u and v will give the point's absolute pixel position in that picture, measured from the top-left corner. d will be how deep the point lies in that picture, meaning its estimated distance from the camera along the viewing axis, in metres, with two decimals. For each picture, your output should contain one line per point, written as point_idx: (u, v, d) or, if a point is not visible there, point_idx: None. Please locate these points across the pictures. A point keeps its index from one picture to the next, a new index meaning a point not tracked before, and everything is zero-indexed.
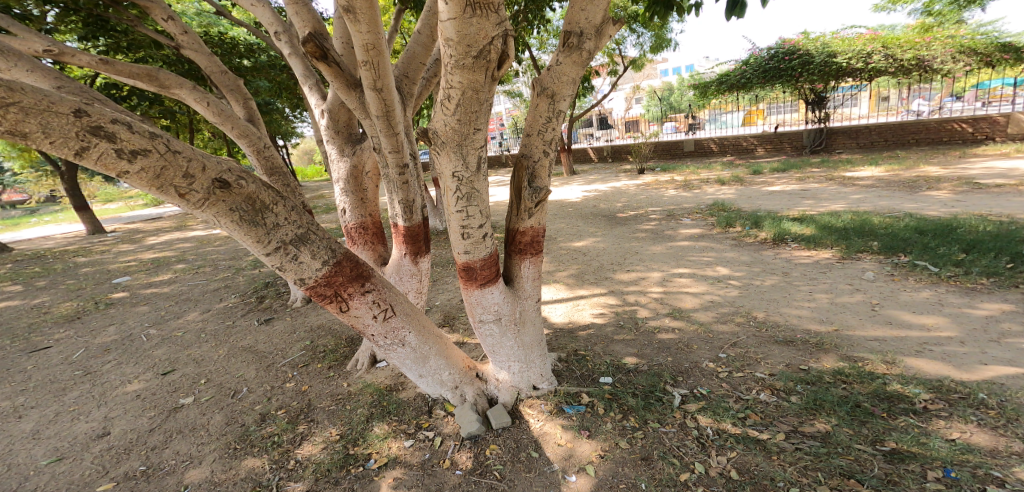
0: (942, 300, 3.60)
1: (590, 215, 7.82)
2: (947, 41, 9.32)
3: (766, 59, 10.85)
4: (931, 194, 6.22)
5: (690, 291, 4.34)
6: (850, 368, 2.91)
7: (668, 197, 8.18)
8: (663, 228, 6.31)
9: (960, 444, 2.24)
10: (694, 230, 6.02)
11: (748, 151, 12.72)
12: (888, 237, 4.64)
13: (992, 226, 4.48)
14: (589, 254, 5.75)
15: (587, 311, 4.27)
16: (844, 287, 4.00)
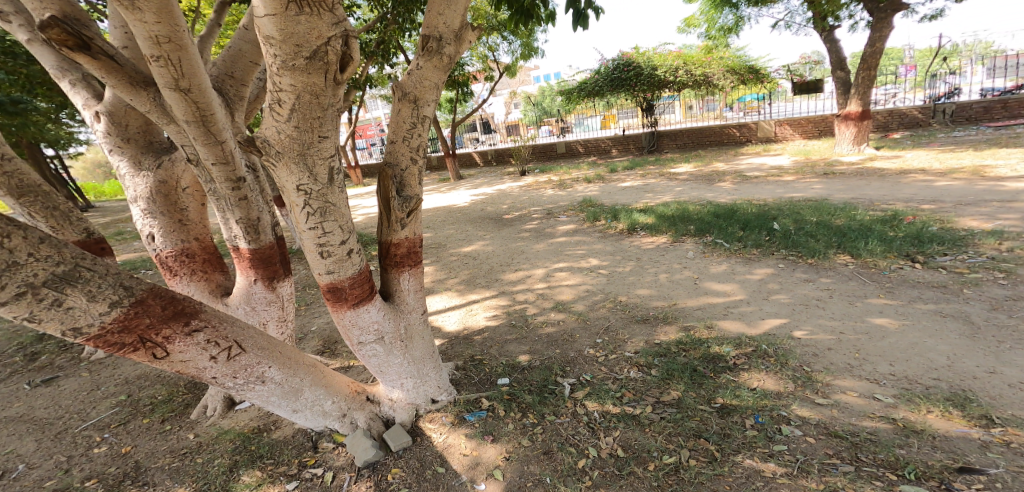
0: (731, 270, 4.31)
1: (476, 219, 7.89)
2: (721, 62, 11.38)
3: (612, 69, 12.00)
4: (720, 185, 7.39)
5: (569, 283, 4.61)
6: (686, 338, 3.40)
7: (547, 197, 8.60)
8: (544, 227, 6.61)
9: (758, 391, 2.76)
10: (569, 226, 6.41)
11: (605, 152, 13.88)
12: (698, 222, 5.38)
13: (751, 209, 5.55)
14: (480, 258, 5.80)
15: (481, 314, 4.29)
16: (675, 266, 4.55)
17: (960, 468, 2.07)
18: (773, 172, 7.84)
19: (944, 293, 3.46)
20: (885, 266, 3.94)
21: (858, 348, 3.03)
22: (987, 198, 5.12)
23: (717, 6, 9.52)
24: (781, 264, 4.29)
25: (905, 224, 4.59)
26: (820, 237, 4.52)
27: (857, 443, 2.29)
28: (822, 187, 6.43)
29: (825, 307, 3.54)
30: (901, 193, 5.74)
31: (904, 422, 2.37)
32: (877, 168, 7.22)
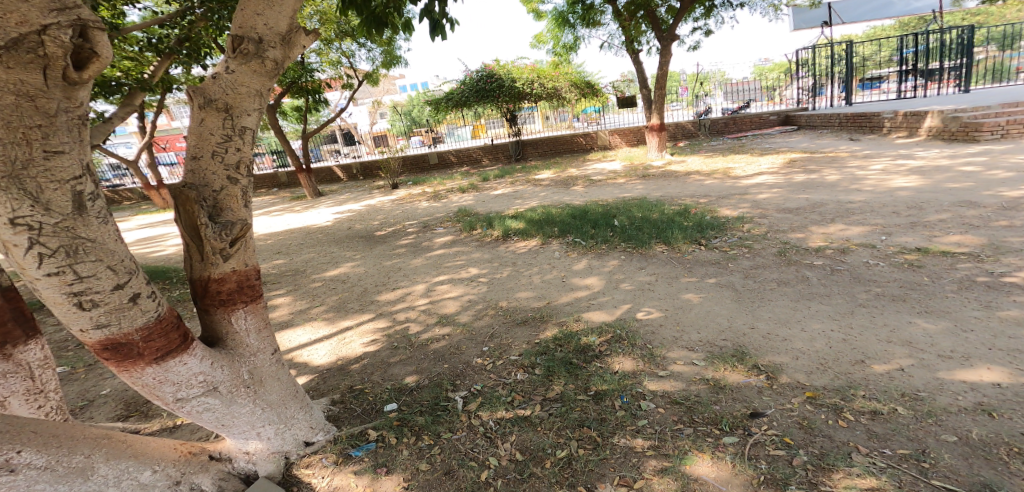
0: (590, 265, 4.69)
1: (343, 238, 7.32)
2: (568, 76, 12.66)
3: (477, 80, 12.58)
4: (576, 189, 8.05)
5: (451, 296, 4.54)
6: (560, 334, 3.62)
7: (422, 210, 8.39)
8: (420, 241, 6.43)
9: (620, 373, 3.07)
10: (446, 238, 6.33)
11: (476, 161, 14.05)
12: (562, 224, 5.77)
13: (601, 209, 6.14)
14: (350, 281, 5.40)
15: (357, 341, 3.97)
16: (547, 267, 4.80)
17: (753, 413, 2.55)
18: (609, 176, 8.83)
19: (720, 268, 4.25)
20: (684, 250, 4.67)
21: (678, 322, 3.59)
22: (722, 193, 6.49)
23: (559, 24, 10.37)
24: (622, 255, 4.79)
25: (687, 214, 5.55)
26: (645, 230, 5.18)
27: (690, 407, 2.68)
28: (641, 187, 7.44)
29: (655, 289, 4.08)
30: (704, 187, 6.92)
31: (716, 381, 2.86)
32: (673, 170, 8.53)
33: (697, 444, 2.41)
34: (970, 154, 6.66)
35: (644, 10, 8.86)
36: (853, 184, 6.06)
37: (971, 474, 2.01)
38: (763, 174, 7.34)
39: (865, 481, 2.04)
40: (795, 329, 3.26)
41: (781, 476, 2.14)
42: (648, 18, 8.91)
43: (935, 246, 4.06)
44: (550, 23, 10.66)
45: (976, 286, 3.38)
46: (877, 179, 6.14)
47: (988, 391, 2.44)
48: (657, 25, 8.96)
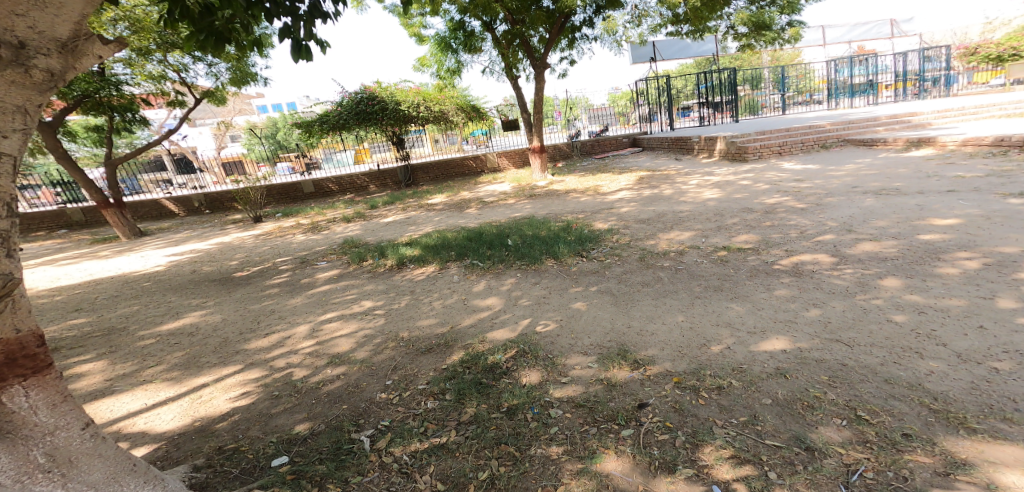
0: (489, 285, 4.82)
1: (191, 283, 6.28)
2: (455, 100, 12.43)
3: (357, 102, 11.88)
4: (469, 212, 8.18)
5: (343, 333, 4.22)
6: (466, 356, 3.64)
7: (298, 243, 7.65)
8: (298, 277, 5.86)
9: (528, 386, 3.21)
10: (332, 272, 5.87)
11: (363, 189, 13.25)
12: (458, 247, 5.83)
13: (495, 230, 6.35)
14: (205, 330, 4.65)
15: (222, 397, 3.43)
16: (447, 292, 4.80)
17: (641, 405, 2.88)
18: (500, 197, 9.17)
19: (599, 276, 4.73)
20: (570, 263, 5.09)
21: (572, 330, 3.88)
22: (594, 208, 7.23)
23: (442, 49, 10.46)
24: (518, 273, 5.02)
25: (571, 229, 6.05)
26: (536, 247, 5.51)
27: (592, 408, 2.93)
28: (529, 207, 7.88)
29: (549, 301, 4.37)
30: (583, 204, 7.63)
31: (609, 380, 3.17)
32: (554, 189, 9.19)
33: (603, 441, 2.65)
34: (746, 172, 8.45)
35: (519, 39, 9.41)
36: (698, 195, 7.28)
37: (782, 428, 2.52)
38: (623, 189, 8.38)
39: (728, 449, 2.45)
40: (663, 324, 3.78)
41: (671, 458, 2.47)
42: (523, 47, 9.51)
43: (733, 243, 5.07)
44: (433, 47, 10.66)
45: (768, 274, 4.33)
46: (688, 193, 7.46)
47: (783, 356, 3.12)
48: (531, 54, 9.56)
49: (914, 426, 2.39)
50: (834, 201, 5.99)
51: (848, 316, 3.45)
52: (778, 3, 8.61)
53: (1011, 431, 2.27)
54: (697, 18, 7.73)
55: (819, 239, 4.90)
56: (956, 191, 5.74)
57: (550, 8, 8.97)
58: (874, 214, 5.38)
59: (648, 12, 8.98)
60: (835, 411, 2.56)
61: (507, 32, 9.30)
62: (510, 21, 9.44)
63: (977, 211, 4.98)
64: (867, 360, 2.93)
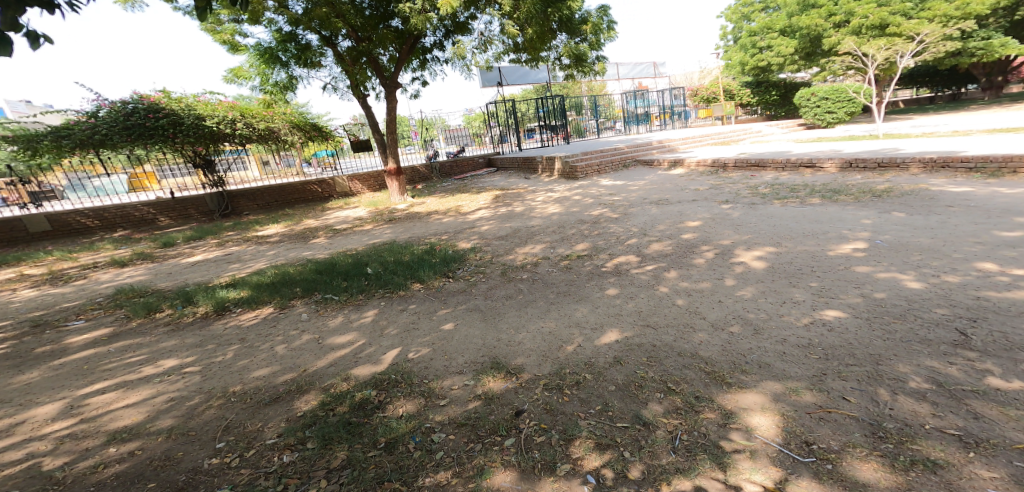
0: (347, 319, 4.39)
1: None
2: (284, 116, 11.18)
3: (125, 114, 9.39)
4: (315, 241, 7.38)
5: (129, 403, 3.31)
6: (329, 396, 3.24)
7: (30, 299, 5.75)
8: (33, 344, 4.38)
9: (406, 415, 3.02)
10: (95, 332, 4.54)
11: (149, 222, 10.65)
12: (304, 281, 5.21)
13: (348, 259, 5.86)
14: None
15: None
16: (293, 333, 4.20)
17: (517, 412, 2.95)
18: (360, 224, 8.42)
19: (467, 295, 4.76)
20: (437, 285, 5.00)
21: (446, 351, 3.76)
22: (456, 228, 7.28)
23: (268, 61, 9.14)
24: (382, 302, 4.71)
25: (435, 251, 5.95)
26: (399, 273, 5.26)
27: (474, 424, 2.90)
28: (389, 231, 7.50)
29: (419, 327, 4.18)
30: (440, 225, 7.58)
31: (484, 394, 3.16)
32: (416, 211, 8.97)
33: (488, 456, 2.65)
34: (578, 188, 9.56)
35: (366, 57, 8.88)
36: (547, 209, 7.99)
37: (626, 410, 2.85)
38: (482, 208, 8.64)
39: (592, 438, 2.68)
40: (528, 332, 3.93)
41: (551, 457, 2.60)
42: (373, 65, 9.00)
43: (574, 252, 5.68)
44: (253, 58, 9.28)
45: (602, 276, 4.93)
46: (537, 209, 8.07)
47: (616, 345, 3.53)
48: (380, 72, 9.16)
49: (700, 388, 2.92)
50: (634, 211, 7.22)
51: (656, 304, 4.13)
52: (588, 39, 9.36)
53: (748, 381, 2.92)
54: (532, 48, 8.54)
55: (629, 243, 5.83)
56: (695, 200, 7.49)
57: (399, 28, 8.77)
58: (659, 220, 6.62)
59: (492, 39, 9.37)
60: (655, 386, 2.99)
61: (351, 48, 8.70)
62: (352, 38, 8.79)
63: (708, 214, 6.60)
64: (670, 338, 3.51)
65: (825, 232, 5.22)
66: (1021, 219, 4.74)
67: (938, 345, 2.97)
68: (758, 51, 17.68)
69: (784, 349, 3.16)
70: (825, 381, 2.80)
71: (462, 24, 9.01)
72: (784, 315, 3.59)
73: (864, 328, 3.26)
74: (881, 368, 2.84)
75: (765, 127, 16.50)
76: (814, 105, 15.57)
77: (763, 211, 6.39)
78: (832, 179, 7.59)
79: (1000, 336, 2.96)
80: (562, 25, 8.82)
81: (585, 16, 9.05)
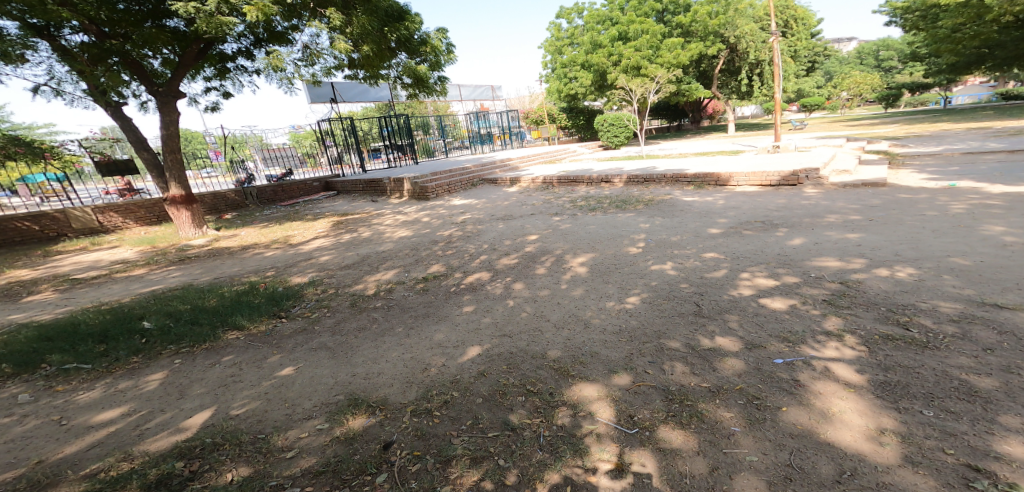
0: (110, 390, 3.55)
1: None
2: None
3: None
4: (34, 298, 5.83)
5: None
6: (98, 482, 2.58)
7: None
8: None
9: (238, 481, 2.57)
10: None
11: None
12: (16, 354, 4.00)
13: (108, 313, 4.77)
14: None
15: None
16: (6, 422, 3.22)
17: (385, 445, 2.75)
18: (111, 271, 6.90)
19: (309, 333, 4.28)
20: (264, 329, 4.39)
21: (286, 398, 3.31)
22: (289, 261, 6.55)
23: None
24: (174, 359, 3.94)
25: (258, 290, 5.22)
26: (201, 322, 4.46)
27: (335, 469, 2.61)
28: (180, 274, 6.35)
29: (242, 379, 3.58)
30: (254, 262, 6.69)
31: (346, 433, 2.88)
32: (227, 246, 7.80)
33: None
34: (428, 208, 9.52)
35: (120, 57, 7.35)
36: (387, 232, 7.76)
37: (495, 419, 2.87)
38: (320, 236, 7.96)
39: (468, 453, 2.63)
40: (388, 361, 3.69)
41: (430, 483, 2.48)
42: (130, 65, 7.62)
43: (428, 273, 5.59)
44: None
45: (459, 294, 4.93)
46: (385, 233, 7.75)
47: (479, 359, 3.55)
48: (145, 77, 7.91)
49: (553, 385, 3.09)
50: (483, 228, 7.44)
51: (510, 313, 4.29)
52: (428, 60, 9.37)
53: (586, 370, 3.19)
54: (369, 65, 8.23)
55: (481, 259, 5.96)
56: (534, 213, 8.08)
57: (178, 29, 7.67)
58: (506, 235, 6.95)
59: (320, 53, 8.77)
60: (516, 391, 3.08)
61: (88, 45, 6.99)
62: (92, 32, 7.17)
63: (543, 227, 7.14)
64: (524, 343, 3.67)
65: (621, 235, 6.09)
66: (715, 218, 6.21)
67: (687, 315, 3.66)
68: (569, 81, 19.92)
69: (605, 338, 3.54)
70: (634, 360, 3.20)
71: (280, 34, 8.29)
72: (602, 308, 4.05)
73: (649, 310, 3.85)
74: (662, 341, 3.37)
75: (577, 147, 18.74)
76: (606, 130, 18.42)
77: (585, 220, 7.19)
78: (619, 192, 8.89)
79: (717, 303, 3.78)
80: (401, 45, 8.75)
81: (424, 37, 9.11)
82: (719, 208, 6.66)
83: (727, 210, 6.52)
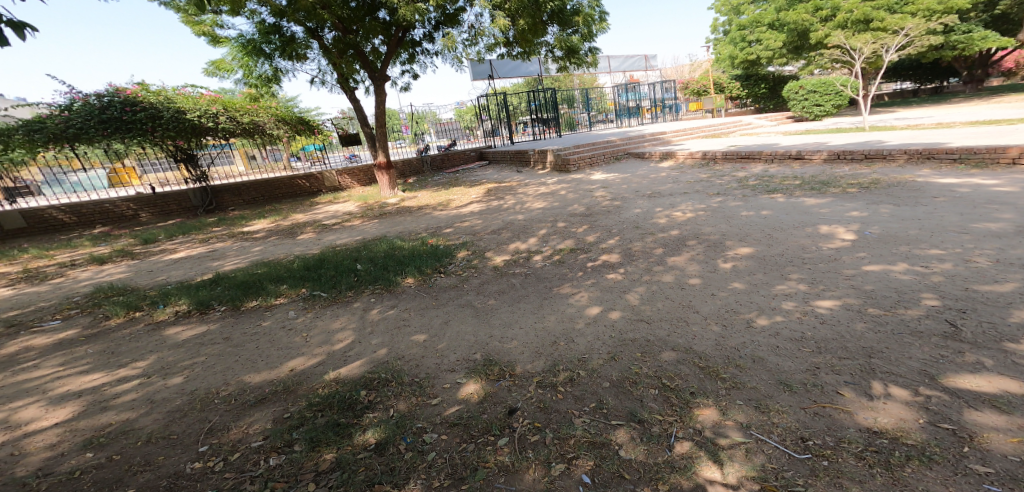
0: (334, 317, 4.41)
1: None
2: (269, 110, 11.15)
3: (98, 106, 9.08)
4: (303, 237, 7.45)
5: (120, 395, 3.44)
6: (317, 397, 3.22)
7: (8, 298, 5.83)
8: (15, 343, 4.44)
9: (394, 418, 2.98)
10: (81, 330, 4.62)
11: (130, 219, 10.51)
12: (296, 279, 5.23)
13: (339, 255, 5.86)
14: None
15: None
16: (279, 331, 4.24)
17: (510, 411, 2.93)
18: (339, 221, 8.41)
19: (459, 290, 4.73)
20: (428, 281, 4.97)
21: (436, 349, 3.73)
22: (446, 223, 7.26)
23: (251, 53, 8.67)
24: (371, 298, 4.71)
25: (427, 246, 5.89)
26: (390, 268, 5.24)
27: (466, 424, 2.88)
28: (376, 227, 7.48)
29: (409, 324, 4.14)
30: (430, 220, 7.52)
31: (478, 393, 3.14)
32: (404, 206, 8.94)
33: (481, 456, 2.64)
34: (568, 181, 9.54)
35: (353, 50, 8.74)
36: (541, 201, 8.03)
37: (621, 407, 2.84)
38: (472, 202, 8.61)
39: (587, 436, 2.66)
40: (521, 328, 3.89)
41: (546, 457, 2.58)
42: (361, 58, 8.82)
43: (562, 246, 5.67)
44: (235, 50, 8.86)
45: (595, 269, 4.93)
46: (524, 203, 8.02)
47: (609, 341, 3.51)
48: (368, 65, 9.14)
49: (696, 384, 2.92)
50: (623, 204, 7.25)
51: (651, 297, 4.14)
52: (580, 31, 9.30)
53: (742, 375, 2.92)
54: (523, 40, 8.36)
55: (622, 236, 5.81)
56: (687, 192, 7.54)
57: (385, 20, 8.68)
58: (649, 213, 6.64)
59: (483, 31, 9.24)
60: (649, 383, 2.98)
61: (337, 40, 8.43)
62: (339, 30, 8.65)
63: (699, 207, 6.65)
64: (663, 333, 3.51)
65: (808, 224, 5.32)
66: (1001, 210, 4.85)
67: (932, 336, 2.99)
68: (747, 45, 17.73)
69: (778, 343, 3.17)
70: (818, 376, 2.80)
71: (452, 16, 8.95)
72: (776, 307, 3.62)
73: (854, 319, 3.29)
74: (874, 361, 2.86)
75: (753, 120, 16.75)
76: (803, 98, 15.73)
77: (758, 202, 6.46)
78: (820, 172, 7.67)
79: (989, 327, 3.00)
80: (554, 17, 8.72)
81: (577, 7, 8.91)
82: (1013, 196, 5.18)
83: (1018, 201, 5.01)
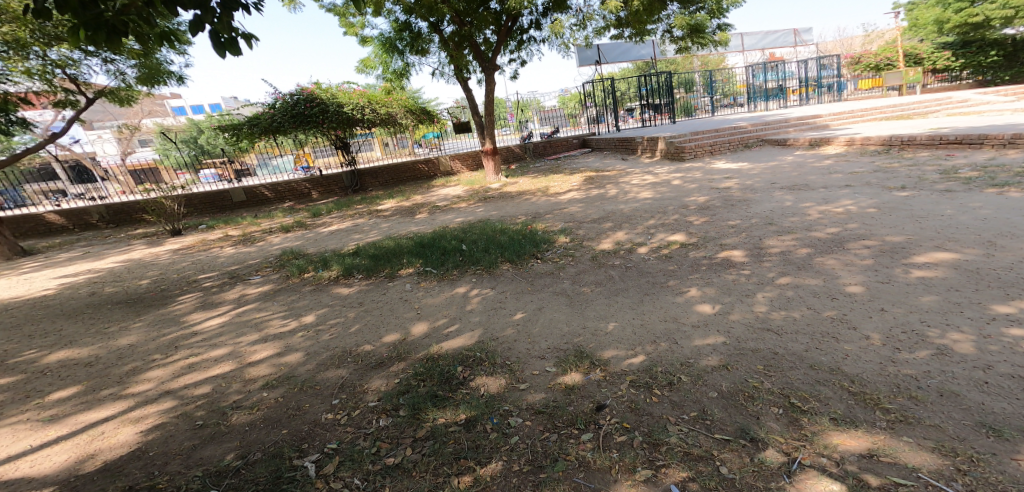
0: (442, 293, 4.75)
1: (102, 302, 5.89)
2: (400, 101, 12.06)
3: (293, 103, 11.04)
4: (422, 217, 8.12)
5: (282, 345, 4.14)
6: (421, 367, 3.52)
7: (226, 257, 7.40)
8: (223, 293, 5.63)
9: (485, 397, 3.12)
10: (266, 287, 5.66)
11: (304, 195, 12.55)
12: (417, 255, 5.73)
13: (450, 235, 6.28)
14: (118, 352, 4.37)
15: (121, 407, 3.45)
16: (399, 301, 4.71)
17: (598, 407, 2.86)
18: (452, 202, 8.98)
19: (555, 277, 4.74)
20: (524, 265, 5.08)
21: (529, 334, 3.80)
22: (545, 209, 7.25)
23: (387, 50, 9.68)
24: (473, 278, 4.97)
25: (527, 231, 6.00)
26: (492, 251, 5.48)
27: (551, 413, 2.89)
28: (481, 210, 7.85)
29: (505, 306, 4.29)
30: (536, 206, 7.60)
31: (566, 383, 3.14)
32: (507, 191, 9.21)
33: (563, 447, 2.63)
34: (682, 170, 8.85)
35: (468, 42, 9.11)
36: (655, 190, 7.55)
37: (729, 421, 2.58)
38: (571, 190, 8.46)
39: (682, 446, 2.48)
40: (617, 322, 3.77)
41: (631, 460, 2.47)
42: (472, 49, 9.15)
43: (670, 240, 5.29)
44: (377, 48, 9.91)
45: (709, 267, 4.50)
46: (629, 192, 7.62)
47: (723, 348, 3.21)
48: (480, 57, 9.49)
49: (840, 410, 2.51)
50: (754, 197, 6.45)
51: (782, 304, 3.65)
52: (708, 7, 8.52)
53: (918, 409, 2.42)
54: (637, 21, 7.86)
55: (749, 233, 5.19)
56: (851, 185, 6.39)
57: (496, 10, 8.92)
58: (790, 208, 5.80)
59: (590, 15, 8.96)
60: (771, 400, 2.65)
61: (454, 33, 8.92)
62: (457, 24, 9.17)
63: (867, 203, 5.58)
64: (797, 347, 3.07)
65: None
66: None
67: None
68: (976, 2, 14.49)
69: (986, 378, 2.54)
70: None
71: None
72: (988, 334, 2.89)
73: None
74: None
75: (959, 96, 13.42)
76: None
77: (970, 200, 5.17)
78: None
79: None
80: None
81: None
82: None
83: None
